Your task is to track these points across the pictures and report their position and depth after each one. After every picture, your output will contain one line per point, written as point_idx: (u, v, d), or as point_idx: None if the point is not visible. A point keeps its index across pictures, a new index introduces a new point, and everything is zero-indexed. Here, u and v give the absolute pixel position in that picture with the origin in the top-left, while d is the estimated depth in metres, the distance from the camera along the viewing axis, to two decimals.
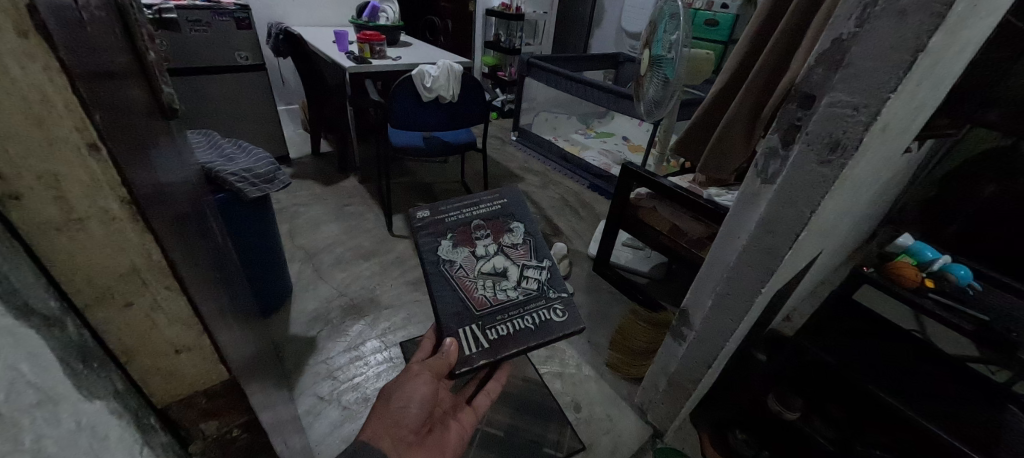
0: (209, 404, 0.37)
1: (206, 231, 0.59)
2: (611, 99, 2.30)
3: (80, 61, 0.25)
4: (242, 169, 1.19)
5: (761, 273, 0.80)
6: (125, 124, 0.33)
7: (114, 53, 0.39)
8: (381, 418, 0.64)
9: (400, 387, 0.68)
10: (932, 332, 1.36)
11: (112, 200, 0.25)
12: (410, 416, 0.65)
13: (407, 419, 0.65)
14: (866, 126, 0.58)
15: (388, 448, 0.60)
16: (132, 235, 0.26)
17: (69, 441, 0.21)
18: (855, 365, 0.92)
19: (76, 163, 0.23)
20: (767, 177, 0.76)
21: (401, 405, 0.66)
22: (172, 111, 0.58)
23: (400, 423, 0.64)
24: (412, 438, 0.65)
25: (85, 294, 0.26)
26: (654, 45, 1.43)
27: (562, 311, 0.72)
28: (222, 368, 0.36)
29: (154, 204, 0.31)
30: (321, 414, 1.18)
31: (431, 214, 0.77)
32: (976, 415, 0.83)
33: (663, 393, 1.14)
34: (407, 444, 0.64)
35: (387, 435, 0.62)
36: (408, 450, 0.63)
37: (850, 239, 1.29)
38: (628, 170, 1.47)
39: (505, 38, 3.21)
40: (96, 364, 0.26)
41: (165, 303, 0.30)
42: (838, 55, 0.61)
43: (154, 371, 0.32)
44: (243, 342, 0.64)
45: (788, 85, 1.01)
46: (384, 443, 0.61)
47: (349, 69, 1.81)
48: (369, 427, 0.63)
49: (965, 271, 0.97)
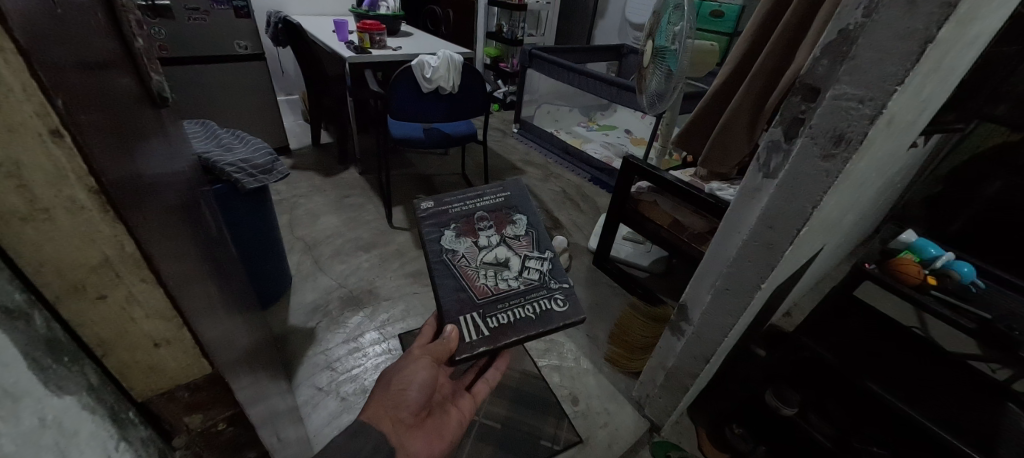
0: (192, 398, 0.36)
1: (198, 222, 0.58)
2: (613, 91, 2.27)
3: (45, 42, 0.24)
4: (239, 159, 1.17)
5: (761, 268, 0.79)
6: (109, 116, 0.32)
7: (97, 41, 0.37)
8: (381, 399, 0.63)
9: (400, 371, 0.67)
10: (933, 328, 1.36)
11: (79, 191, 0.24)
12: (410, 399, 0.64)
13: (407, 402, 0.64)
14: (872, 119, 0.57)
15: (388, 429, 0.60)
16: (103, 227, 0.25)
17: (30, 439, 0.22)
18: (854, 362, 0.91)
19: (39, 152, 0.22)
20: (769, 171, 0.74)
21: (400, 388, 0.65)
22: (161, 100, 0.57)
23: (400, 405, 0.64)
24: (411, 420, 0.64)
25: (55, 287, 0.26)
26: (658, 35, 1.39)
27: (563, 300, 0.71)
28: (205, 362, 0.35)
29: (134, 195, 0.30)
30: (319, 405, 1.19)
31: (436, 205, 0.77)
32: (978, 413, 0.82)
33: (660, 388, 1.13)
34: (406, 426, 0.63)
35: (387, 416, 0.62)
36: (408, 431, 0.63)
37: (853, 235, 1.28)
38: (628, 164, 1.45)
39: (507, 28, 3.19)
40: (67, 359, 0.26)
41: (142, 297, 0.29)
42: (844, 46, 0.59)
43: (133, 364, 0.31)
44: (238, 333, 0.63)
45: (793, 77, 0.99)
46: (383, 425, 0.60)
47: (349, 59, 1.80)
48: (369, 408, 0.62)
49: (968, 268, 0.98)
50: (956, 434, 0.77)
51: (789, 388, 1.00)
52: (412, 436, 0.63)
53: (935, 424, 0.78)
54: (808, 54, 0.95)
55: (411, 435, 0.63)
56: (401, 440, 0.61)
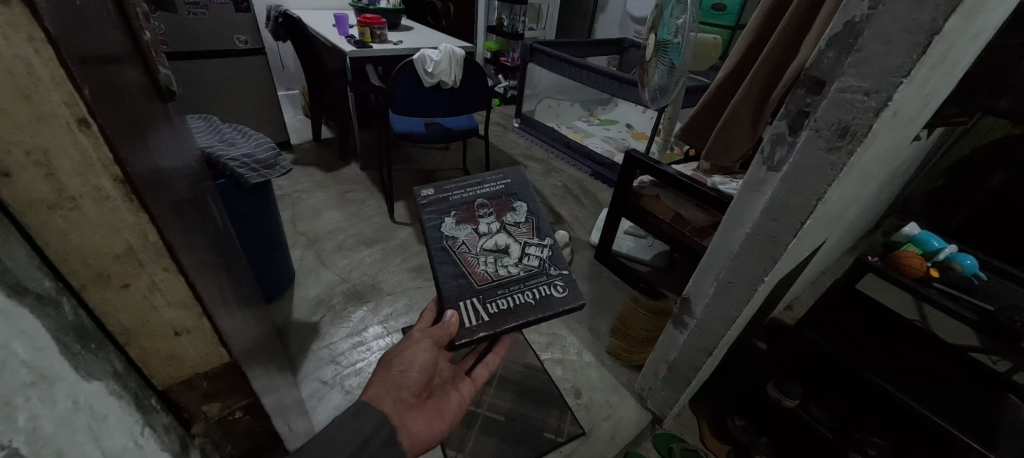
0: (209, 386, 0.42)
1: (207, 216, 0.59)
2: (614, 85, 2.26)
3: (74, 44, 0.26)
4: (243, 154, 1.18)
5: (764, 262, 0.79)
6: (123, 109, 0.33)
7: (109, 34, 0.38)
8: (381, 382, 0.62)
9: (401, 353, 0.67)
10: (933, 320, 1.38)
11: (105, 179, 0.27)
12: (410, 380, 0.64)
13: (407, 383, 0.64)
14: (877, 112, 0.57)
15: (390, 410, 0.58)
16: (127, 215, 0.29)
17: (66, 421, 0.23)
18: (855, 353, 0.91)
19: (66, 137, 0.25)
20: (773, 164, 0.75)
21: (401, 369, 0.65)
22: (168, 94, 0.57)
23: (400, 386, 0.63)
24: (412, 401, 0.64)
25: (81, 275, 0.30)
26: (660, 28, 1.39)
27: (563, 286, 0.72)
28: (222, 352, 0.42)
29: (155, 188, 0.33)
30: (324, 398, 1.20)
31: (436, 192, 0.78)
32: (979, 404, 0.83)
33: (663, 380, 1.14)
34: (407, 407, 0.62)
35: (388, 396, 0.61)
36: (409, 412, 0.62)
37: (856, 228, 1.28)
38: (631, 158, 1.45)
39: (507, 22, 3.18)
40: (94, 346, 0.29)
41: (164, 285, 0.34)
42: (850, 38, 0.59)
43: (155, 351, 0.36)
44: (246, 326, 0.64)
45: (797, 70, 0.99)
46: (384, 405, 0.58)
47: (350, 54, 1.77)
48: (368, 390, 0.61)
49: (971, 261, 0.96)
50: (955, 424, 0.78)
51: (791, 380, 1.00)
52: (413, 417, 0.62)
53: (939, 417, 0.79)
54: (813, 46, 0.95)
55: (411, 416, 0.61)
56: (402, 420, 0.59)
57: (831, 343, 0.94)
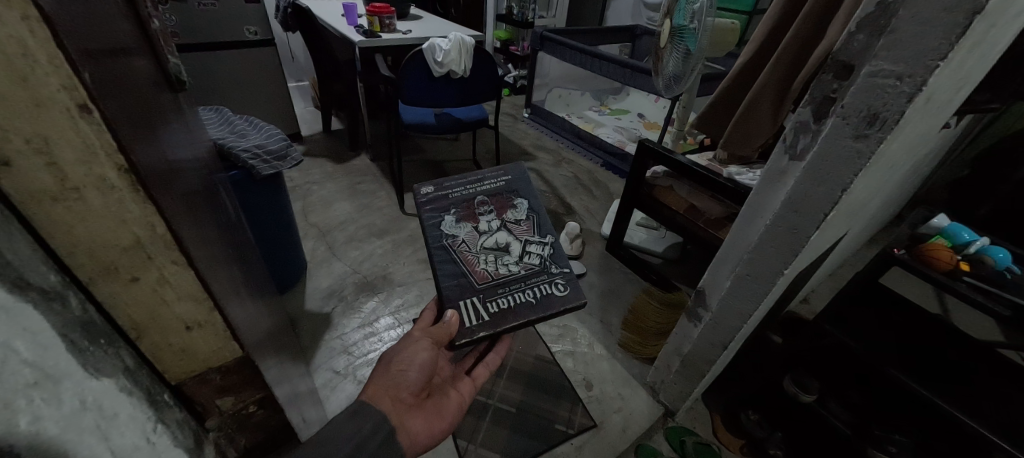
0: (221, 381, 0.43)
1: (218, 208, 0.58)
2: (627, 74, 2.20)
3: (74, 25, 0.25)
4: (253, 145, 1.18)
5: (784, 256, 0.76)
6: (134, 104, 0.32)
7: (118, 25, 0.37)
8: (381, 380, 0.61)
9: (400, 351, 0.66)
10: (955, 313, 1.35)
11: (109, 168, 0.27)
12: (410, 379, 0.63)
13: (407, 382, 0.62)
14: (910, 97, 0.53)
15: (389, 408, 0.57)
16: (131, 205, 0.29)
17: (74, 421, 0.23)
18: (877, 348, 0.88)
19: (68, 125, 0.24)
20: (796, 153, 0.71)
21: (401, 368, 0.64)
22: (178, 83, 0.56)
23: (400, 385, 0.62)
24: (412, 400, 0.62)
25: (87, 268, 0.29)
26: (676, 13, 1.33)
27: (564, 286, 0.70)
28: (233, 346, 0.41)
29: (165, 179, 0.33)
30: (337, 388, 1.21)
31: (436, 190, 0.76)
32: (1012, 405, 0.79)
33: (676, 374, 1.13)
34: (406, 406, 0.61)
35: (387, 395, 0.60)
36: (408, 411, 0.61)
37: (879, 219, 1.24)
38: (643, 147, 1.41)
39: (517, 10, 3.12)
40: (103, 341, 0.28)
41: (172, 278, 0.33)
42: (883, 19, 0.55)
43: (164, 347, 0.36)
44: (259, 316, 0.64)
45: (824, 54, 0.95)
46: (384, 403, 0.58)
47: (360, 44, 1.75)
48: (369, 388, 0.60)
49: (1004, 254, 0.92)
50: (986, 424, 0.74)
51: (808, 374, 0.98)
52: (412, 416, 0.61)
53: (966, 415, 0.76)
54: (843, 27, 0.90)
55: (411, 415, 0.60)
56: (402, 419, 0.58)
57: (852, 337, 0.90)
